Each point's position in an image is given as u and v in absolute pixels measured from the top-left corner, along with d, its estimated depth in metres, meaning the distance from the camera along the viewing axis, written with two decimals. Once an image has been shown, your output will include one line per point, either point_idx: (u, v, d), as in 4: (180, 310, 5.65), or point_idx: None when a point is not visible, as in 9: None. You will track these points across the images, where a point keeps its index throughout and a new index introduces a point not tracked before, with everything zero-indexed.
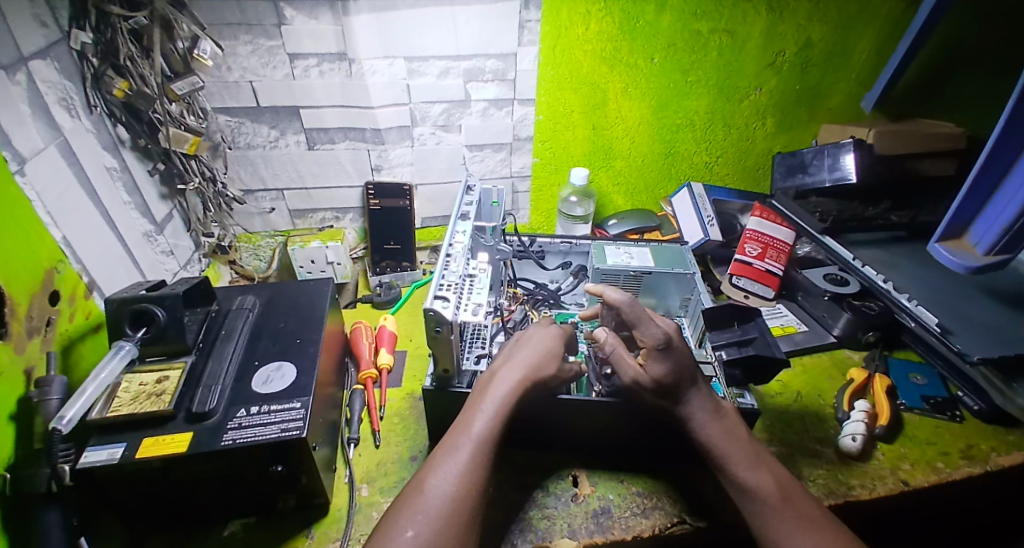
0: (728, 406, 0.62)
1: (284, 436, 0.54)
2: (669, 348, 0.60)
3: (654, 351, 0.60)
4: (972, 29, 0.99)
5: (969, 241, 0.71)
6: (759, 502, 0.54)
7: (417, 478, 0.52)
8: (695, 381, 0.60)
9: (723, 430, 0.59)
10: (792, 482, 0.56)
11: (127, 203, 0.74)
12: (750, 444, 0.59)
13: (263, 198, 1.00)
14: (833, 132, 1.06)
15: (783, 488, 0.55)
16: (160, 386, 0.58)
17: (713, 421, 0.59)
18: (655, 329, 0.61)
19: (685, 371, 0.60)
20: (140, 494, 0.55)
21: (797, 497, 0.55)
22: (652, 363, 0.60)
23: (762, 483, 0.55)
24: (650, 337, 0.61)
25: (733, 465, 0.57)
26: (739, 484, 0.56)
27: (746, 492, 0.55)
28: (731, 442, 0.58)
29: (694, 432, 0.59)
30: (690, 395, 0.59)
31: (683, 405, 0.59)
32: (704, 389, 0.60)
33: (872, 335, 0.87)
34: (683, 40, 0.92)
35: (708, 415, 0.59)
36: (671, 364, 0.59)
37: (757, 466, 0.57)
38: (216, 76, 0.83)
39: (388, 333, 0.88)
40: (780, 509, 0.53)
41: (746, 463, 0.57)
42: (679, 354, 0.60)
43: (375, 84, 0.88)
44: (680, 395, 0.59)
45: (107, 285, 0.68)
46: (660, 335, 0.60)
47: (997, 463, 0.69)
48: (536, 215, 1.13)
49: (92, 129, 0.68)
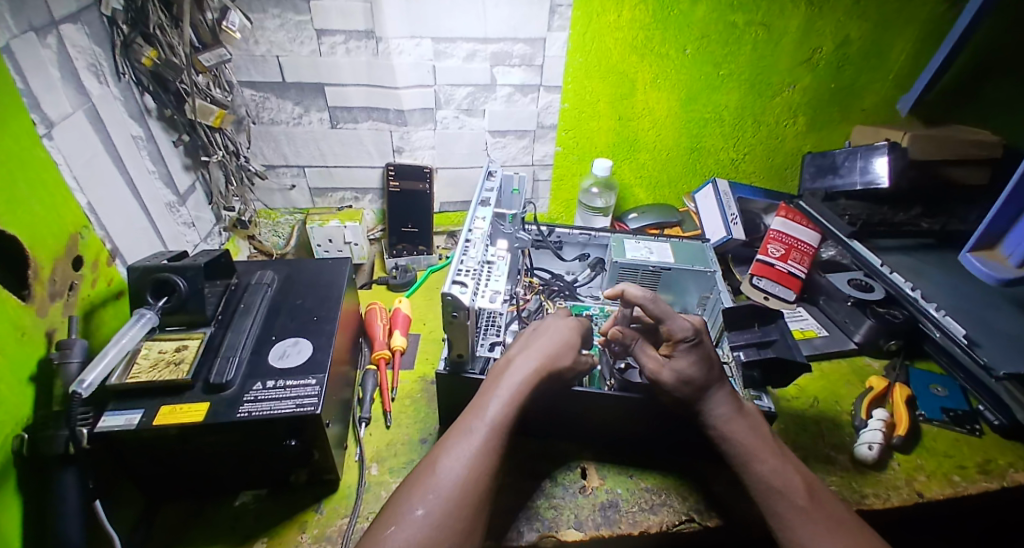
0: (749, 406, 0.61)
1: (298, 411, 0.54)
2: (697, 341, 0.60)
3: (682, 345, 0.60)
4: (1014, 31, 0.95)
5: (1003, 252, 0.68)
6: (786, 501, 0.53)
7: (429, 458, 0.53)
8: (720, 378, 0.60)
9: (751, 423, 0.59)
10: (817, 482, 0.56)
11: (152, 172, 0.75)
12: (774, 443, 0.59)
13: (284, 174, 1.00)
14: (867, 134, 1.03)
15: (811, 486, 0.55)
16: (179, 354, 0.59)
17: (735, 418, 0.59)
18: (683, 322, 0.60)
19: (710, 367, 0.59)
20: (157, 459, 0.56)
21: (821, 495, 0.54)
22: (679, 356, 0.60)
23: (790, 482, 0.54)
24: (679, 330, 0.60)
25: (758, 461, 0.56)
26: (766, 482, 0.55)
27: (771, 489, 0.54)
28: (759, 439, 0.58)
29: (718, 427, 0.58)
30: (715, 391, 0.59)
31: (705, 400, 0.59)
32: (725, 387, 0.60)
33: (893, 343, 0.85)
34: (717, 31, 0.90)
35: (732, 409, 0.59)
36: (697, 358, 0.59)
37: (783, 463, 0.56)
38: (243, 50, 0.83)
39: (402, 316, 0.88)
40: (808, 507, 0.53)
41: (771, 461, 0.56)
42: (705, 348, 0.60)
43: (401, 64, 0.87)
44: (704, 391, 0.59)
45: (130, 253, 0.69)
46: (690, 329, 0.60)
47: (1016, 479, 0.67)
48: (555, 204, 1.12)
49: (120, 97, 0.69)
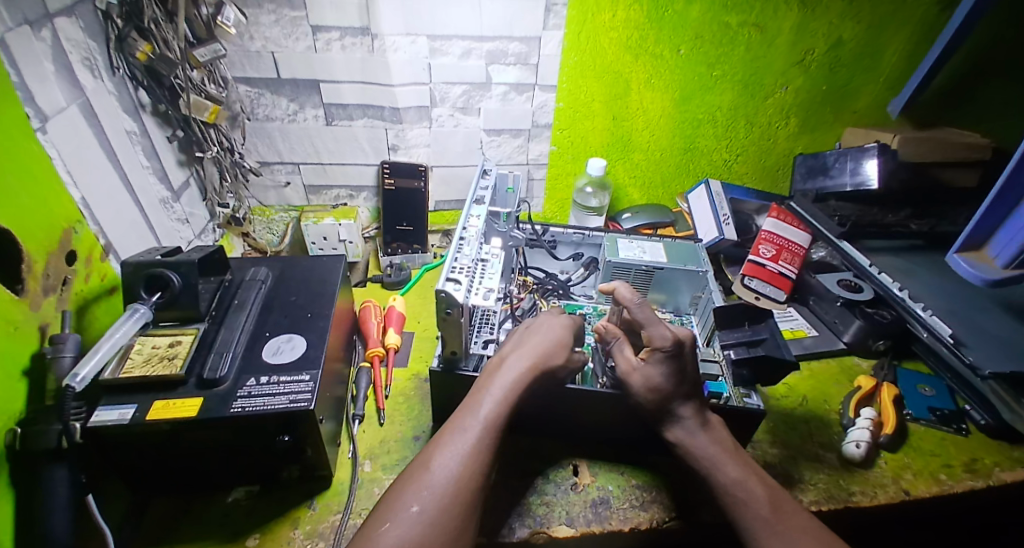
0: (713, 418, 0.61)
1: (291, 407, 0.55)
2: (674, 353, 0.60)
3: (657, 353, 0.60)
4: (1005, 34, 0.96)
5: (990, 253, 0.69)
6: (754, 513, 0.53)
7: (423, 455, 0.53)
8: (690, 390, 0.60)
9: (719, 438, 0.59)
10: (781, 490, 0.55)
11: (146, 168, 0.75)
12: (741, 454, 0.59)
13: (278, 171, 1.00)
14: (858, 135, 1.04)
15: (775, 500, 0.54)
16: (172, 350, 0.59)
17: (697, 433, 0.59)
18: (664, 332, 0.60)
19: (680, 378, 0.60)
20: (149, 455, 0.56)
21: (787, 506, 0.54)
22: (652, 363, 0.60)
23: (754, 492, 0.54)
24: (657, 338, 0.60)
25: (721, 475, 0.56)
26: (730, 495, 0.55)
27: (736, 501, 0.54)
28: (723, 449, 0.58)
29: (681, 443, 0.59)
30: (681, 402, 0.59)
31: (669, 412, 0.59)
32: (693, 399, 0.60)
33: (882, 343, 0.86)
34: (711, 32, 0.90)
35: (693, 422, 0.59)
36: (670, 368, 0.59)
37: (746, 475, 0.56)
38: (238, 45, 0.83)
39: (396, 314, 0.88)
40: (772, 518, 0.52)
41: (735, 472, 0.56)
42: (682, 361, 0.60)
43: (396, 61, 0.87)
44: (671, 400, 0.59)
45: (123, 248, 0.69)
46: (668, 339, 0.60)
47: (1001, 478, 0.68)
48: (550, 204, 1.13)
49: (113, 91, 0.68)
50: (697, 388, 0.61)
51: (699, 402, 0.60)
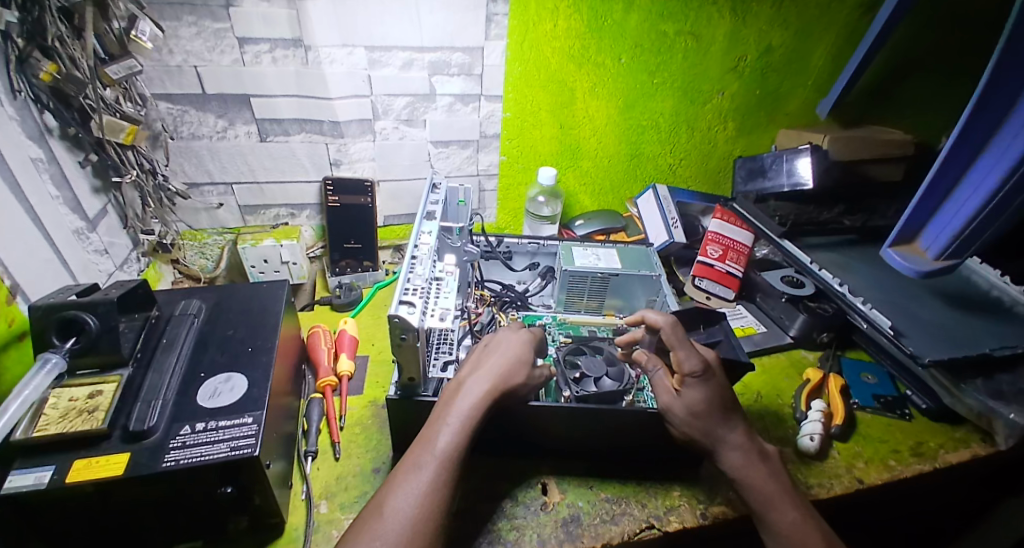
0: (769, 450, 0.62)
1: (233, 455, 0.50)
2: (706, 376, 0.61)
3: (690, 378, 0.61)
4: (918, 40, 1.03)
5: (921, 245, 0.74)
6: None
7: (378, 497, 0.50)
8: (731, 413, 0.61)
9: (742, 457, 0.60)
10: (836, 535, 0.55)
11: (55, 198, 0.67)
12: (794, 492, 0.58)
13: (209, 193, 0.92)
14: (791, 137, 1.10)
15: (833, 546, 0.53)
16: (93, 402, 0.53)
17: (754, 464, 0.60)
18: (693, 357, 0.61)
19: (719, 401, 0.61)
20: (70, 521, 0.50)
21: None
22: (688, 389, 0.61)
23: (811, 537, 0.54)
24: (687, 363, 0.61)
25: (776, 514, 0.56)
26: (785, 537, 0.55)
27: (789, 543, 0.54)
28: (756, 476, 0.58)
29: (735, 473, 0.59)
30: (729, 429, 0.61)
31: (722, 441, 0.60)
32: (740, 424, 0.62)
33: (825, 335, 0.90)
34: (650, 41, 0.92)
35: (748, 455, 0.60)
36: (706, 393, 0.60)
37: (805, 517, 0.56)
38: (156, 60, 0.76)
39: (348, 338, 0.84)
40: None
41: (792, 514, 0.56)
42: (715, 382, 0.61)
43: (333, 74, 0.83)
44: (714, 427, 0.60)
45: (34, 289, 0.61)
46: (698, 362, 0.61)
47: (945, 460, 0.73)
48: (503, 214, 1.11)
49: (15, 117, 0.61)
50: (737, 410, 0.62)
51: (746, 429, 0.62)
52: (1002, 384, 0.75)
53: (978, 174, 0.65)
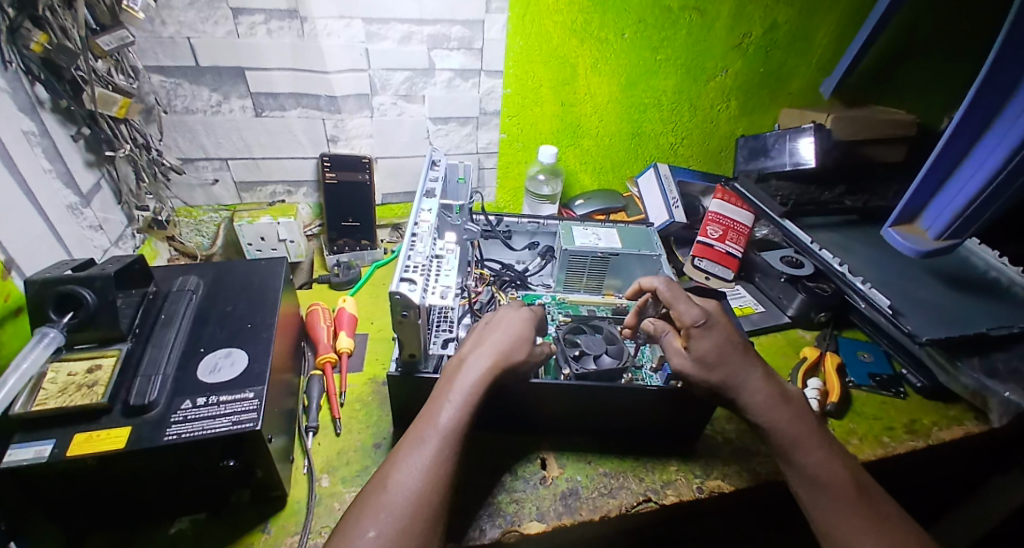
0: (790, 391, 0.61)
1: (236, 429, 0.50)
2: (708, 323, 0.61)
3: (693, 329, 0.61)
4: (926, 19, 1.01)
5: (921, 226, 0.74)
6: (835, 494, 0.53)
7: (381, 472, 0.50)
8: (743, 358, 0.60)
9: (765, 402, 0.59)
10: (860, 472, 0.56)
11: (49, 172, 0.66)
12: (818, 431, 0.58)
13: (204, 168, 0.90)
14: (793, 116, 1.08)
15: (862, 485, 0.54)
16: (92, 376, 0.52)
17: (777, 406, 0.59)
18: (691, 308, 0.62)
19: (729, 347, 0.60)
20: (73, 493, 0.50)
21: (872, 495, 0.54)
22: (695, 340, 0.61)
23: (837, 475, 0.54)
24: (687, 316, 0.62)
25: (802, 454, 0.56)
26: (810, 475, 0.55)
27: (816, 480, 0.55)
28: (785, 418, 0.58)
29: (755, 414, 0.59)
30: (745, 375, 0.59)
31: (741, 389, 0.59)
32: (756, 369, 0.60)
33: (823, 315, 0.91)
34: (654, 16, 0.90)
35: (769, 400, 0.59)
36: (712, 340, 0.60)
37: (829, 454, 0.56)
38: (148, 30, 0.74)
39: (347, 315, 0.83)
40: (859, 501, 0.52)
41: (817, 451, 0.56)
42: (720, 329, 0.61)
43: (330, 46, 0.81)
44: (733, 373, 0.59)
45: (28, 263, 0.60)
46: (697, 311, 0.62)
47: (939, 437, 0.74)
48: (503, 193, 1.10)
49: (6, 89, 0.59)
50: (752, 357, 0.61)
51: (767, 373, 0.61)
52: (996, 362, 0.75)
53: (982, 153, 0.65)
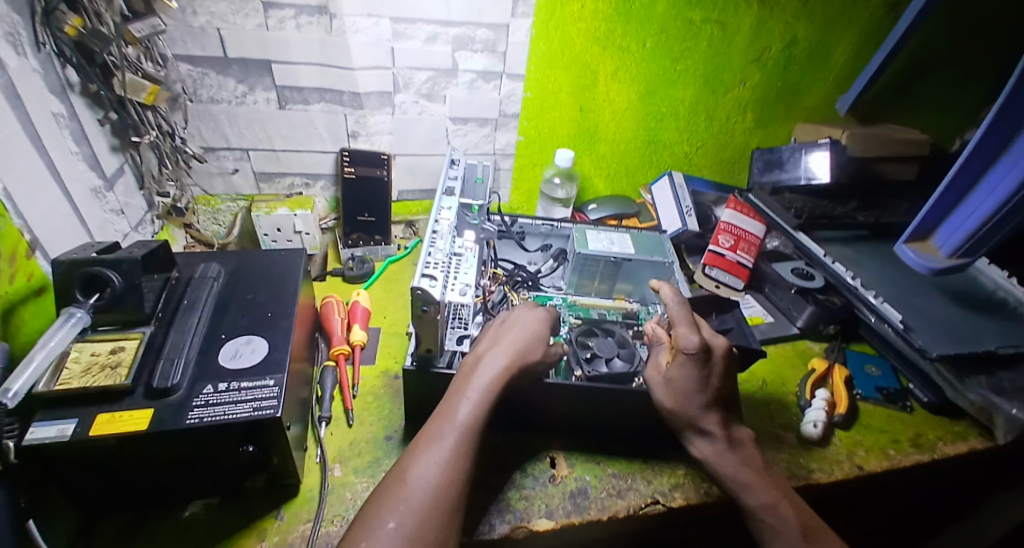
0: (742, 437, 0.62)
1: (256, 414, 0.51)
2: (699, 358, 0.60)
3: (681, 356, 0.61)
4: (943, 40, 1.02)
5: (934, 245, 0.75)
6: (780, 538, 0.54)
7: (400, 466, 0.51)
8: (710, 400, 0.61)
9: (715, 449, 0.61)
10: (810, 515, 0.56)
11: (75, 154, 0.66)
12: (767, 473, 0.60)
13: (225, 157, 0.91)
14: (808, 131, 1.10)
15: (808, 528, 0.55)
16: (115, 357, 0.53)
17: (724, 453, 0.60)
18: (692, 337, 0.61)
19: (703, 385, 0.60)
20: (93, 472, 0.51)
21: (818, 536, 0.54)
22: (677, 365, 0.61)
23: (781, 520, 0.55)
24: (685, 341, 0.61)
25: (750, 497, 0.58)
26: (757, 519, 0.57)
27: (761, 524, 0.56)
28: (746, 470, 0.59)
29: (705, 459, 0.61)
30: (704, 414, 0.60)
31: (694, 427, 0.61)
32: (718, 412, 0.61)
33: (832, 327, 0.92)
34: (675, 27, 0.91)
35: (716, 448, 0.60)
36: (691, 373, 0.60)
37: (777, 501, 0.57)
38: (179, 19, 0.75)
39: (361, 309, 0.85)
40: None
41: (766, 496, 0.57)
42: (706, 367, 0.61)
43: (356, 43, 0.82)
44: (692, 410, 0.60)
45: (52, 245, 0.61)
46: (694, 341, 0.61)
47: (943, 452, 0.75)
48: (517, 194, 1.11)
49: (38, 70, 0.60)
50: (720, 401, 0.62)
51: (722, 421, 0.61)
52: (1003, 381, 0.76)
53: (999, 173, 0.66)
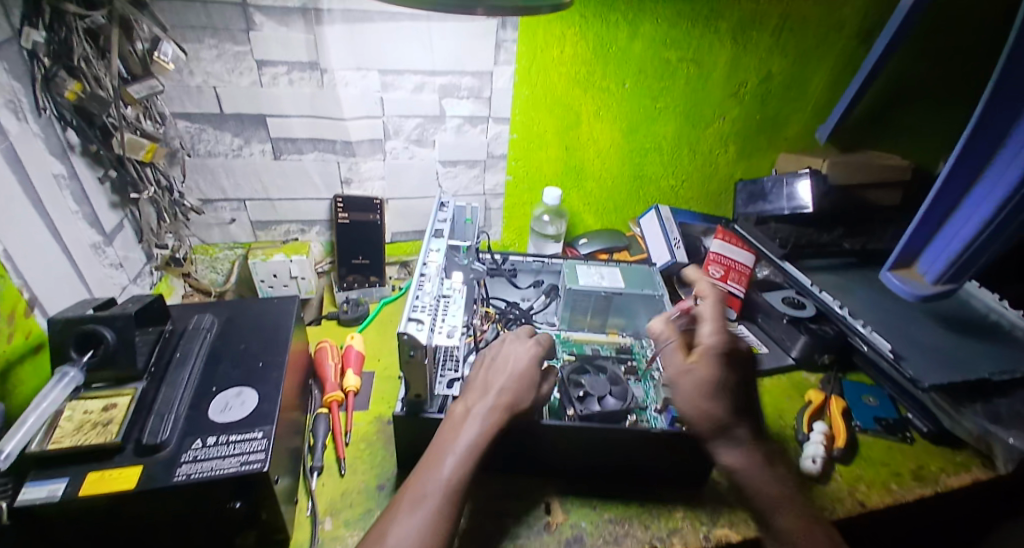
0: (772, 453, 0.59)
1: (243, 469, 0.51)
2: (727, 357, 0.61)
3: (709, 352, 0.62)
4: (913, 71, 1.06)
5: (919, 271, 0.75)
6: None
7: (379, 528, 0.50)
8: (740, 405, 0.59)
9: (746, 459, 0.57)
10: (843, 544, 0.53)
11: (75, 213, 0.69)
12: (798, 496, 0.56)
13: (222, 209, 0.94)
14: (791, 160, 1.12)
15: None
16: (107, 414, 0.54)
17: (756, 465, 0.57)
18: (721, 337, 0.63)
19: (732, 386, 0.60)
20: (82, 533, 0.50)
21: None
22: (707, 362, 0.61)
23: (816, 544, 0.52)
24: (713, 340, 0.63)
25: (780, 518, 0.54)
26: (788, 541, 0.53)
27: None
28: (778, 491, 0.56)
29: (735, 470, 0.56)
30: (736, 422, 0.58)
31: (725, 434, 0.57)
32: (748, 422, 0.59)
33: (827, 356, 0.91)
34: (653, 67, 0.95)
35: (749, 460, 0.56)
36: (721, 369, 0.60)
37: (810, 525, 0.54)
38: (177, 80, 0.78)
39: (355, 354, 0.85)
40: None
41: (798, 521, 0.54)
42: (734, 368, 0.61)
43: (347, 95, 0.86)
44: (724, 414, 0.58)
45: (51, 303, 0.63)
46: (722, 342, 0.63)
47: (946, 484, 0.73)
48: (509, 231, 1.13)
49: (40, 134, 0.63)
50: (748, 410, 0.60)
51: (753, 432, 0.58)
52: (1001, 407, 0.75)
53: (975, 200, 0.67)
